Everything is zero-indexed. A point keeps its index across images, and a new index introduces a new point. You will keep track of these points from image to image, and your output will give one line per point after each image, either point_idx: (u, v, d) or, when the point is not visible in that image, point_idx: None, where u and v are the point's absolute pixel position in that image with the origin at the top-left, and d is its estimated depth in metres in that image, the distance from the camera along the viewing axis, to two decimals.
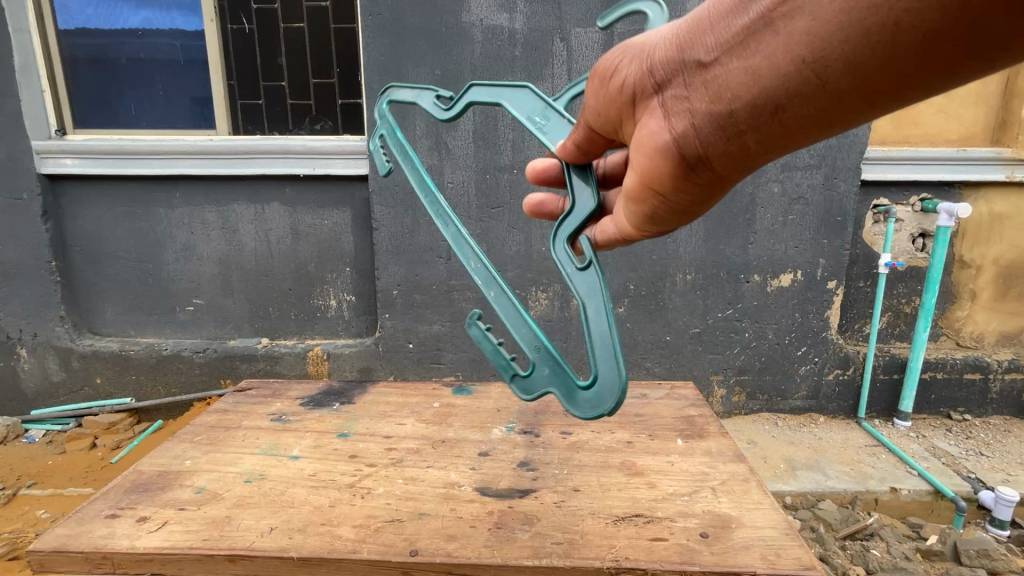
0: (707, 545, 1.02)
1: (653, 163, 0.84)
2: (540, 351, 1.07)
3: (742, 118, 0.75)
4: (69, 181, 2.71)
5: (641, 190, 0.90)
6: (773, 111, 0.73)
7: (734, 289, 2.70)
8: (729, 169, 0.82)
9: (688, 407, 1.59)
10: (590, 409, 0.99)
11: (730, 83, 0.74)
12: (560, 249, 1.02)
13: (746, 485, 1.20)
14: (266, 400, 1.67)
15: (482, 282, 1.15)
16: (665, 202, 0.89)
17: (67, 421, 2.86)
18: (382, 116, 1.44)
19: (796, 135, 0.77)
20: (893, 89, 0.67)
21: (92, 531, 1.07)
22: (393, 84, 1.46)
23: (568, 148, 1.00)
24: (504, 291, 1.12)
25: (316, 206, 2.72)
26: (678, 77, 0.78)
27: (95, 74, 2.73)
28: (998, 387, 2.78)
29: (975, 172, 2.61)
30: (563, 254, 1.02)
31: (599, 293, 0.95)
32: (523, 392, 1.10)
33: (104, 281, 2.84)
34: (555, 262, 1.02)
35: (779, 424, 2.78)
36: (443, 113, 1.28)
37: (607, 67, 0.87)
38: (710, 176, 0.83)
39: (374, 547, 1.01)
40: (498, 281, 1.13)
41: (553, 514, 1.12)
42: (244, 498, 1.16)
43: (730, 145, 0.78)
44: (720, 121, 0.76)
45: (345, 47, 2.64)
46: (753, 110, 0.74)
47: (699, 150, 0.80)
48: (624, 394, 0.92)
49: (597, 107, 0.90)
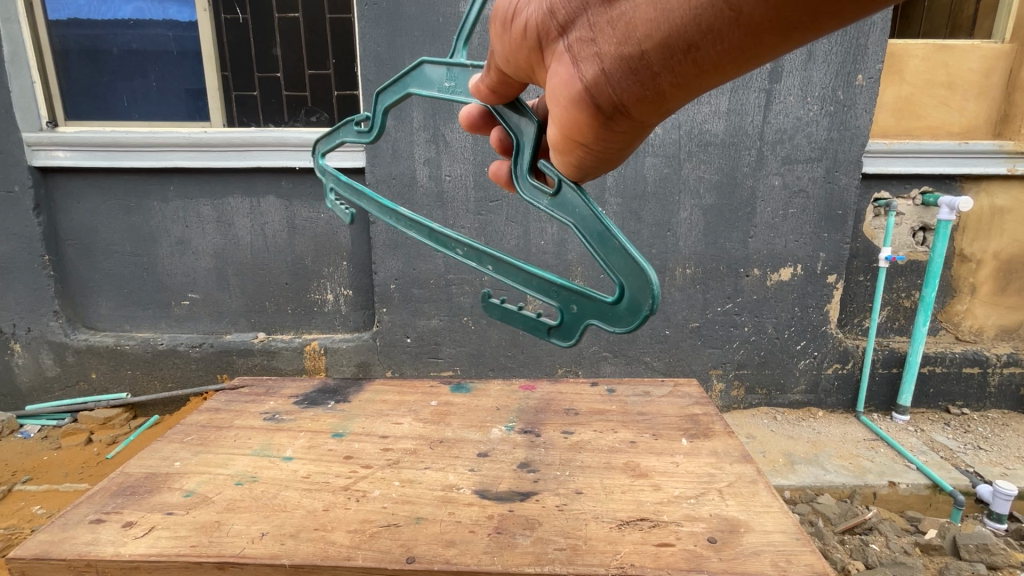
0: (715, 551, 0.99)
1: (569, 115, 0.72)
2: (557, 294, 0.91)
3: (653, 61, 0.64)
4: (60, 174, 2.65)
5: (562, 145, 0.78)
6: (686, 50, 0.62)
7: (734, 283, 2.67)
8: (648, 114, 0.71)
9: (693, 405, 1.56)
10: (633, 316, 0.83)
11: (640, 20, 0.61)
12: (527, 186, 0.91)
13: (755, 487, 1.17)
14: (259, 399, 1.63)
15: (476, 262, 0.98)
16: (590, 157, 0.79)
17: (62, 416, 2.82)
18: (323, 171, 1.31)
19: (716, 76, 0.65)
20: (813, 21, 0.55)
21: (76, 537, 1.03)
22: (319, 141, 1.37)
23: (481, 91, 0.86)
24: (500, 258, 0.94)
25: (312, 199, 2.67)
26: (581, 15, 0.65)
27: (86, 65, 2.66)
28: (997, 382, 2.76)
29: (978, 165, 2.56)
30: (531, 188, 0.91)
31: (586, 208, 0.83)
32: (560, 341, 0.93)
33: (97, 275, 2.79)
34: (526, 201, 0.91)
35: (778, 418, 2.75)
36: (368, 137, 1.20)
37: (506, 7, 0.72)
38: (630, 125, 0.72)
39: (369, 554, 0.98)
40: (489, 250, 0.95)
41: (554, 517, 1.08)
42: (236, 502, 1.13)
43: (644, 90, 0.67)
44: (631, 64, 0.65)
45: (341, 38, 2.58)
46: (667, 49, 0.62)
47: (612, 98, 0.68)
48: (659, 286, 0.78)
49: (502, 56, 0.76)
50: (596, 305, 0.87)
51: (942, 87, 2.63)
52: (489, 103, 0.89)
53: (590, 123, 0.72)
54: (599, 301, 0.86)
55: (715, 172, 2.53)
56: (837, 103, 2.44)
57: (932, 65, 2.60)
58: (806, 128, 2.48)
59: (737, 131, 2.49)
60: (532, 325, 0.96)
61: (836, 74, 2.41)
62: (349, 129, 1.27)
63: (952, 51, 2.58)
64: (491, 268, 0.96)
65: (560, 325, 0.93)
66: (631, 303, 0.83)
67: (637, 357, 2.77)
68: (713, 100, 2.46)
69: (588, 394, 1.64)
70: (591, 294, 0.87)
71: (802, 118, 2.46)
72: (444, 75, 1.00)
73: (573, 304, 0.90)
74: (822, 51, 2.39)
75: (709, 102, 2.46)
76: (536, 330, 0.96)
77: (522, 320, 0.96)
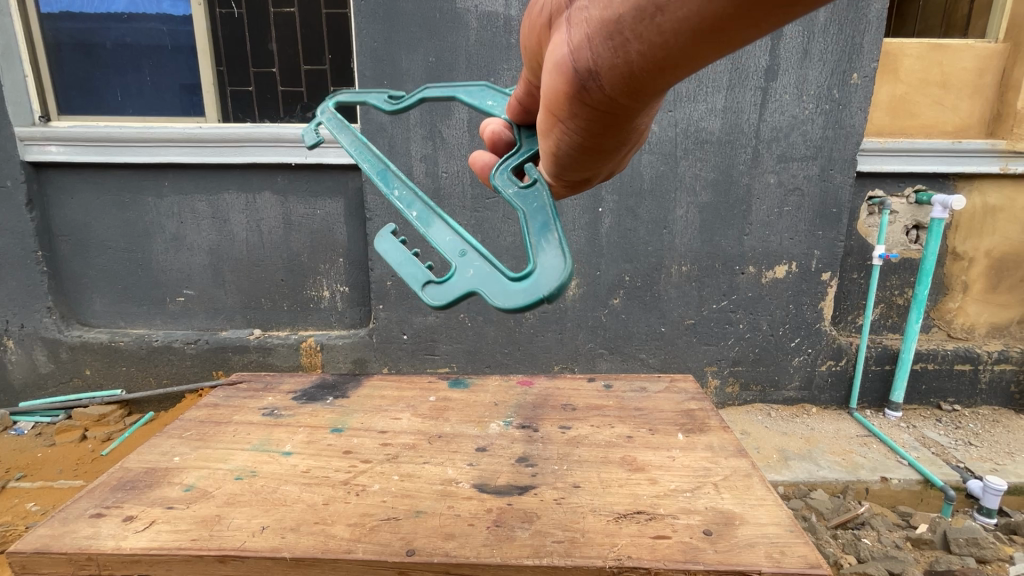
0: (710, 543, 1.00)
1: (548, 90, 0.61)
2: (461, 254, 0.89)
3: (627, 25, 0.50)
4: (54, 169, 2.63)
5: (545, 127, 0.67)
6: (656, 11, 0.48)
7: (730, 281, 2.69)
8: (626, 97, 0.57)
9: (688, 401, 1.57)
10: (522, 298, 0.78)
11: None
12: (503, 176, 0.92)
13: (749, 481, 1.19)
14: (257, 394, 1.63)
15: (403, 205, 1.00)
16: (569, 141, 0.67)
17: (56, 413, 2.81)
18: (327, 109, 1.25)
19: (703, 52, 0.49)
20: None
21: (76, 531, 1.03)
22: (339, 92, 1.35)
23: (515, 107, 0.89)
24: (431, 208, 0.97)
25: (308, 195, 2.66)
26: None
27: (79, 59, 2.65)
28: (987, 379, 2.79)
29: (971, 164, 2.59)
30: (505, 179, 0.91)
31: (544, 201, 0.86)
32: (430, 297, 0.86)
33: (91, 271, 2.77)
34: (494, 184, 0.92)
35: (772, 415, 2.78)
36: (391, 106, 1.20)
37: None
38: (603, 105, 0.59)
39: (369, 547, 0.98)
40: (423, 197, 0.99)
41: (553, 511, 1.09)
42: (236, 496, 1.13)
43: (616, 61, 0.53)
44: (608, 28, 0.52)
45: (337, 32, 2.58)
46: (640, 9, 0.49)
47: (587, 68, 0.56)
48: (568, 272, 0.76)
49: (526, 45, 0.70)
50: (492, 276, 0.83)
51: (936, 86, 2.65)
52: (517, 119, 0.91)
53: (560, 98, 0.60)
54: (498, 274, 0.83)
55: (711, 170, 2.55)
56: (833, 101, 2.46)
57: (925, 64, 2.63)
58: (802, 127, 2.50)
59: (733, 128, 2.50)
60: (418, 272, 0.91)
61: (831, 72, 2.43)
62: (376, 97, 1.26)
63: (947, 50, 2.60)
64: (412, 215, 0.97)
65: (440, 285, 0.87)
66: (527, 287, 0.79)
67: (633, 354, 2.79)
68: (710, 98, 2.48)
69: (585, 390, 1.65)
70: (488, 269, 0.85)
71: (798, 116, 2.48)
72: (494, 95, 1.08)
73: (469, 267, 0.86)
74: (818, 49, 2.41)
75: (707, 100, 2.47)
76: (413, 282, 0.90)
77: (410, 263, 0.93)
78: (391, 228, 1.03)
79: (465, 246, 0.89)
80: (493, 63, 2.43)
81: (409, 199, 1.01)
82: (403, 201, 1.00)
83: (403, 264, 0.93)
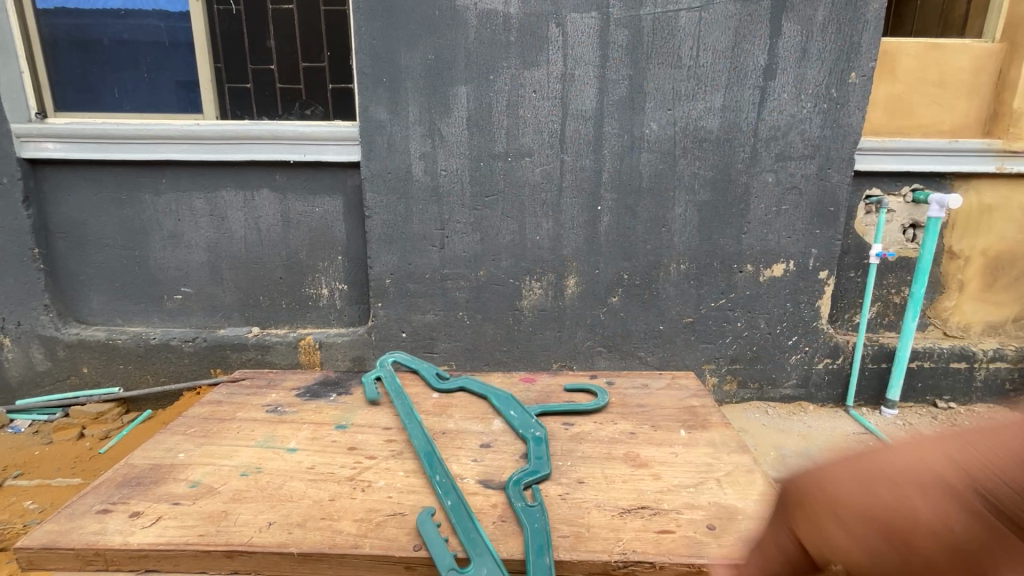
0: (714, 537, 1.01)
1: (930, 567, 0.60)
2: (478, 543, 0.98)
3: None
4: (52, 166, 2.62)
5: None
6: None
7: (728, 279, 2.70)
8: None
9: (690, 398, 1.58)
10: None
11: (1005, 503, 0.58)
12: (513, 491, 1.12)
13: (751, 476, 1.20)
14: (260, 391, 1.63)
15: (440, 492, 1.11)
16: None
17: (53, 411, 2.80)
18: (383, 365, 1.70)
19: None
20: None
21: (83, 527, 1.04)
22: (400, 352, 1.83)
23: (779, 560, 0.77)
24: (462, 500, 1.09)
25: (309, 193, 2.66)
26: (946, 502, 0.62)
27: (77, 55, 2.64)
28: (983, 376, 2.82)
29: (966, 164, 2.61)
30: (515, 494, 1.11)
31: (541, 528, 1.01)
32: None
33: (89, 269, 2.76)
34: (506, 497, 1.11)
35: (769, 413, 2.80)
36: (438, 382, 1.63)
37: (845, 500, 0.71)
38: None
39: (376, 542, 0.99)
40: (458, 491, 1.11)
41: (558, 506, 1.10)
42: (242, 492, 1.14)
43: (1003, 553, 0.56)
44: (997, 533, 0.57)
45: (335, 29, 2.57)
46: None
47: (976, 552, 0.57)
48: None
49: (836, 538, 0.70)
50: None
51: (933, 85, 2.67)
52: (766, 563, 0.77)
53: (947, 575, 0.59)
54: None
55: (710, 168, 2.56)
56: (831, 100, 2.47)
57: (923, 64, 2.65)
58: (801, 125, 2.51)
59: (732, 127, 2.51)
60: (438, 550, 0.96)
61: (829, 72, 2.44)
62: (429, 368, 1.72)
63: (943, 50, 2.63)
64: (447, 503, 1.08)
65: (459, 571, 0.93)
66: None
67: (631, 352, 2.80)
68: (708, 97, 2.48)
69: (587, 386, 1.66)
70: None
71: (797, 115, 2.49)
72: (517, 407, 1.48)
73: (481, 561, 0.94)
74: (818, 47, 2.41)
75: (706, 99, 2.48)
76: (436, 561, 0.94)
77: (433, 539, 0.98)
78: (425, 510, 1.06)
79: (480, 539, 0.99)
80: (492, 61, 2.43)
81: (446, 487, 1.12)
82: (440, 489, 1.11)
83: (432, 538, 0.98)
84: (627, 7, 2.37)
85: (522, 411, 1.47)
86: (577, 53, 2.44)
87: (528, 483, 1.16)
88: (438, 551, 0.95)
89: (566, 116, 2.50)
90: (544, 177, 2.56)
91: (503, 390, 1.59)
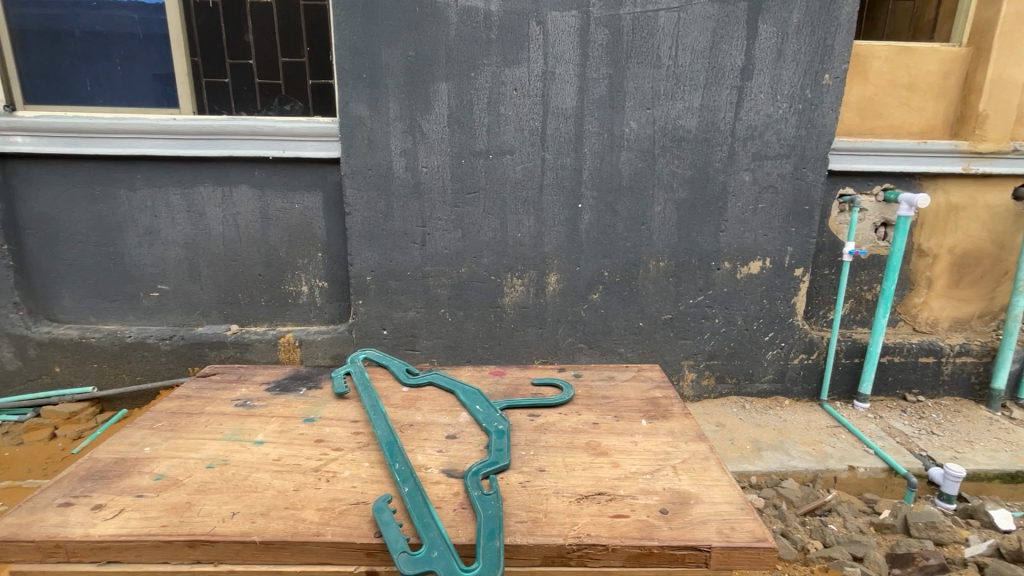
0: (666, 520, 1.05)
1: None
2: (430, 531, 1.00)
3: None
4: (20, 160, 2.57)
5: None
6: None
7: (705, 277, 2.76)
8: None
9: (655, 389, 1.63)
10: None
11: None
12: (470, 480, 1.15)
13: (707, 463, 1.24)
14: (230, 386, 1.63)
15: (399, 479, 1.14)
16: None
17: (24, 412, 2.75)
18: (354, 361, 1.70)
19: None
20: None
21: (44, 520, 1.03)
22: (371, 349, 1.83)
23: None
24: (419, 487, 1.11)
25: (285, 189, 2.65)
26: None
27: (47, 47, 2.59)
28: (949, 370, 2.92)
29: (935, 164, 2.70)
30: (473, 483, 1.14)
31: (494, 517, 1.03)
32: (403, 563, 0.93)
33: (60, 265, 2.70)
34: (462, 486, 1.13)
35: (746, 407, 2.86)
36: (407, 377, 1.64)
37: None
38: None
39: (338, 530, 1.01)
40: (416, 479, 1.14)
41: (518, 493, 1.13)
42: (207, 484, 1.15)
43: None
44: None
45: (314, 25, 2.57)
46: None
47: None
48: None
49: None
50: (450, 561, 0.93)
51: (903, 88, 2.76)
52: None
53: None
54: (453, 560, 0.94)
55: (688, 167, 2.61)
56: (805, 101, 2.53)
57: (893, 67, 2.73)
58: (775, 126, 2.57)
59: (710, 127, 2.56)
60: (392, 536, 0.98)
61: (802, 73, 2.50)
62: (400, 365, 1.73)
63: (912, 54, 2.71)
64: (404, 489, 1.10)
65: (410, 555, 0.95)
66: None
67: (612, 348, 2.84)
68: (687, 97, 2.53)
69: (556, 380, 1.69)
70: (453, 564, 0.94)
71: (772, 115, 2.55)
72: (483, 402, 1.50)
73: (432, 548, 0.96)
74: (791, 48, 2.47)
75: (684, 99, 2.53)
76: (390, 546, 0.96)
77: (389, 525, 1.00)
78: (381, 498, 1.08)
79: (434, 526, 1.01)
80: (474, 59, 2.44)
81: (404, 474, 1.15)
82: (398, 477, 1.14)
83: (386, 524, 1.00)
84: (609, 7, 2.40)
85: (488, 405, 1.49)
86: (558, 52, 2.46)
87: (486, 473, 1.19)
88: (392, 537, 0.98)
89: (547, 115, 2.52)
90: (526, 174, 2.58)
91: (471, 386, 1.61)
